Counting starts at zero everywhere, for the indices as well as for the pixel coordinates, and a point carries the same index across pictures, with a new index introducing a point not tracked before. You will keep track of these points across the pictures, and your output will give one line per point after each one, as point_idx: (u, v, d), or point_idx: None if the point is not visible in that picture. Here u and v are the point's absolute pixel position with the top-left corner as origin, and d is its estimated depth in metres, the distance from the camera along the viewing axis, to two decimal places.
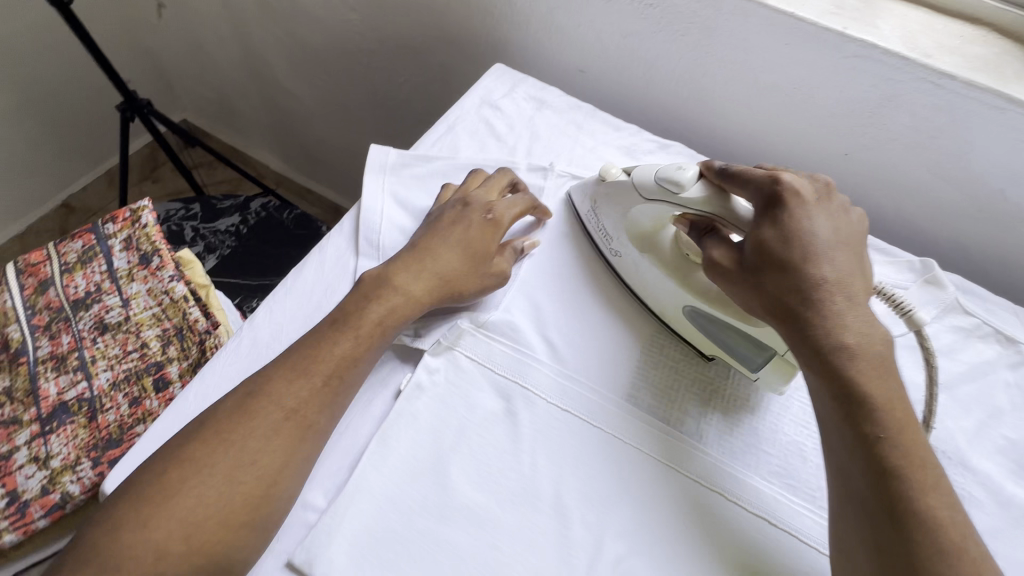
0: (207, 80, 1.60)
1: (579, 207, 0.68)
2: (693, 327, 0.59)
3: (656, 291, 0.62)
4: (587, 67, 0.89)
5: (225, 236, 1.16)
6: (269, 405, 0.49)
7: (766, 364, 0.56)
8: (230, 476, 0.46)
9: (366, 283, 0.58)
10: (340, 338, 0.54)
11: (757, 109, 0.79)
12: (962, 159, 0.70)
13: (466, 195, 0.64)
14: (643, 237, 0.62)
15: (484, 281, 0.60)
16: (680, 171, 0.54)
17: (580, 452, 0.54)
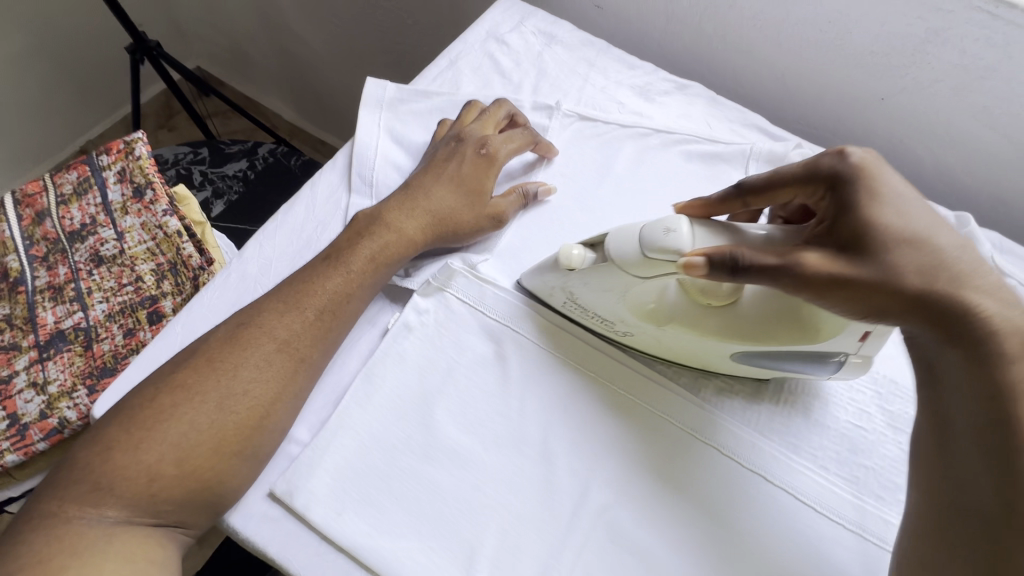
0: (217, 24, 1.56)
1: (530, 285, 0.55)
2: (746, 365, 0.51)
3: (691, 350, 0.51)
4: (604, 2, 0.83)
5: (233, 182, 1.16)
6: (259, 335, 0.48)
7: (839, 368, 0.50)
8: (222, 404, 0.45)
9: (359, 222, 0.56)
10: (330, 273, 0.52)
11: (786, 47, 0.73)
12: (1014, 103, 0.63)
13: (461, 131, 0.61)
14: (650, 309, 0.50)
15: (480, 220, 0.58)
16: (671, 233, 0.44)
17: (572, 399, 0.52)
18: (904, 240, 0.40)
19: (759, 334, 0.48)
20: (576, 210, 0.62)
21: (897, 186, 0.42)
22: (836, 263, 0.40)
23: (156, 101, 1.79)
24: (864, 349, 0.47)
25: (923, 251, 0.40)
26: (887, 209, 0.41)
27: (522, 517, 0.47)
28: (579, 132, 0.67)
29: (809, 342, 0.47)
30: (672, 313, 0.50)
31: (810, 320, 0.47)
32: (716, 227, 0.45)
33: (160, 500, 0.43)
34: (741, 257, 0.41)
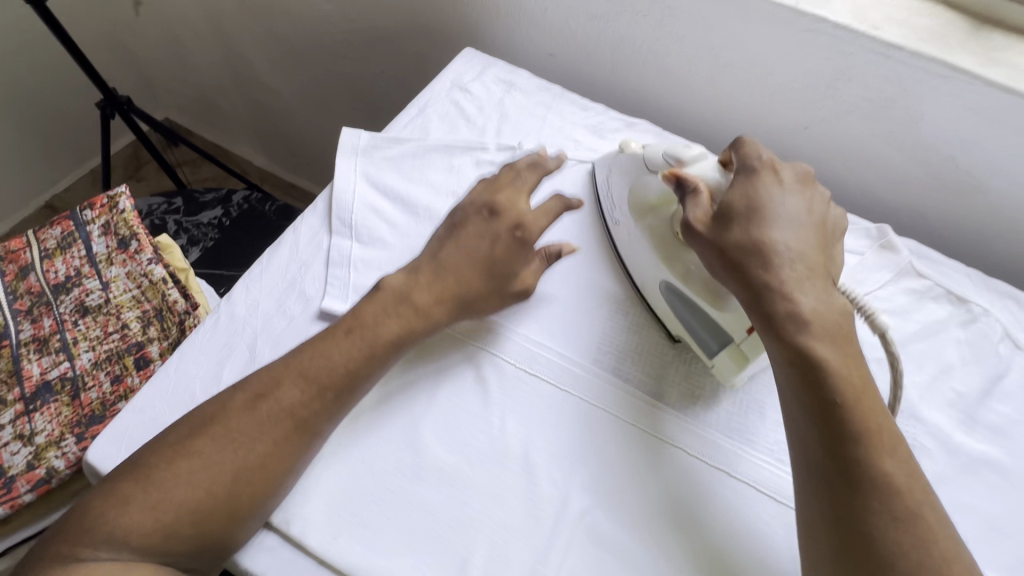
0: (186, 77, 1.60)
1: (601, 183, 0.68)
2: (664, 302, 0.59)
3: (640, 265, 0.61)
4: (557, 51, 0.91)
5: (208, 229, 1.18)
6: (274, 407, 0.49)
7: (721, 351, 0.55)
8: (218, 457, 0.47)
9: (386, 297, 0.56)
10: (345, 344, 0.52)
11: (719, 87, 0.82)
12: (914, 128, 0.72)
13: (495, 200, 0.60)
14: (642, 209, 0.61)
15: (505, 301, 0.59)
16: (687, 149, 0.56)
17: (557, 422, 0.55)
18: (748, 229, 0.50)
19: (684, 276, 0.56)
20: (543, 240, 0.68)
21: (775, 193, 0.52)
22: (707, 222, 0.51)
23: (124, 153, 1.80)
24: (749, 343, 0.53)
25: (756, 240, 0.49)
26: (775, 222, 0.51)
27: (510, 528, 0.50)
28: None
29: (711, 307, 0.54)
30: (659, 224, 0.60)
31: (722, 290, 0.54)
32: (712, 167, 0.56)
33: (174, 553, 0.45)
34: (688, 191, 0.53)
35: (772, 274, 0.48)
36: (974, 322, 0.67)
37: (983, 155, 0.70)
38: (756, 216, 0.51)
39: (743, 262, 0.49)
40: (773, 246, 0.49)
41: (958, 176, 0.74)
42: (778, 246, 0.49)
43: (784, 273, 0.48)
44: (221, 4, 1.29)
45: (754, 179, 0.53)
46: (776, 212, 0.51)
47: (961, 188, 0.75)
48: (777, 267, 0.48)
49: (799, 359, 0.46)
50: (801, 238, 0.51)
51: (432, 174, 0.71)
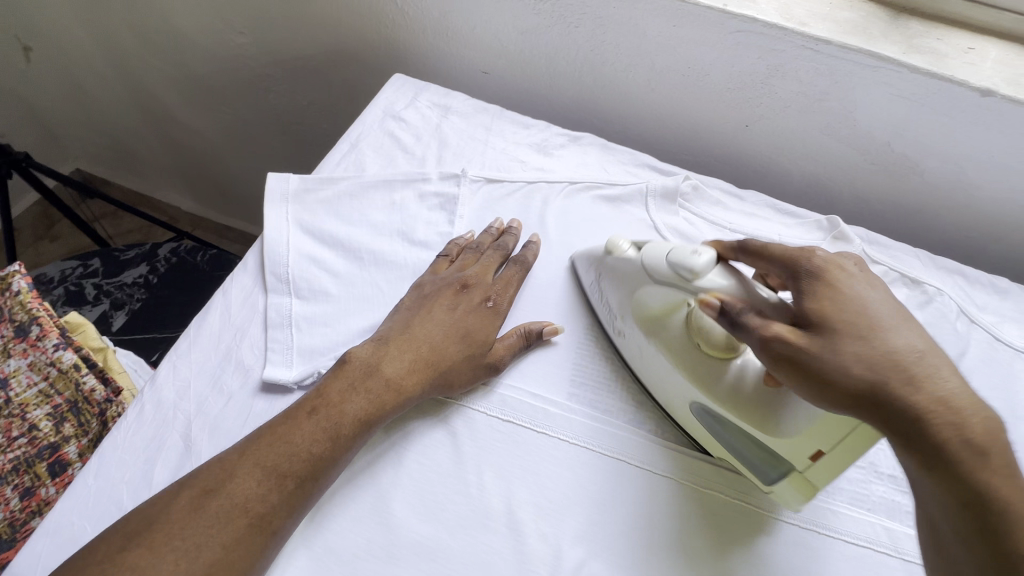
0: (94, 124, 1.48)
1: (587, 284, 0.61)
2: (700, 423, 0.52)
3: (661, 380, 0.54)
4: (491, 69, 0.88)
5: (133, 289, 1.08)
6: (228, 505, 0.43)
7: (782, 479, 0.48)
8: (156, 571, 0.39)
9: (352, 369, 0.51)
10: (309, 425, 0.47)
11: (659, 93, 0.81)
12: (850, 118, 0.74)
13: (465, 275, 0.60)
14: (648, 321, 0.54)
15: (476, 372, 0.54)
16: (695, 254, 0.49)
17: (539, 471, 0.52)
18: (860, 341, 0.42)
19: (720, 398, 0.49)
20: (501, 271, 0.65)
21: (861, 292, 0.44)
22: (801, 337, 0.42)
23: (32, 212, 1.64)
24: (812, 471, 0.46)
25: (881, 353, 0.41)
26: (880, 331, 0.42)
27: None
28: (488, 195, 0.69)
29: (755, 431, 0.47)
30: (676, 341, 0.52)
31: (770, 411, 0.46)
32: (733, 275, 0.49)
33: None
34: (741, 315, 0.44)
35: (918, 390, 0.39)
36: (930, 302, 0.68)
37: (914, 138, 0.72)
38: (862, 326, 0.42)
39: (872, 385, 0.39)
40: (901, 355, 0.40)
41: (894, 159, 0.76)
42: (907, 355, 0.41)
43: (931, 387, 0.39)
44: (123, 43, 1.18)
45: (826, 285, 0.45)
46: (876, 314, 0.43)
47: (898, 170, 0.77)
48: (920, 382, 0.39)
49: (977, 500, 0.36)
50: (920, 336, 0.42)
51: (373, 214, 0.66)
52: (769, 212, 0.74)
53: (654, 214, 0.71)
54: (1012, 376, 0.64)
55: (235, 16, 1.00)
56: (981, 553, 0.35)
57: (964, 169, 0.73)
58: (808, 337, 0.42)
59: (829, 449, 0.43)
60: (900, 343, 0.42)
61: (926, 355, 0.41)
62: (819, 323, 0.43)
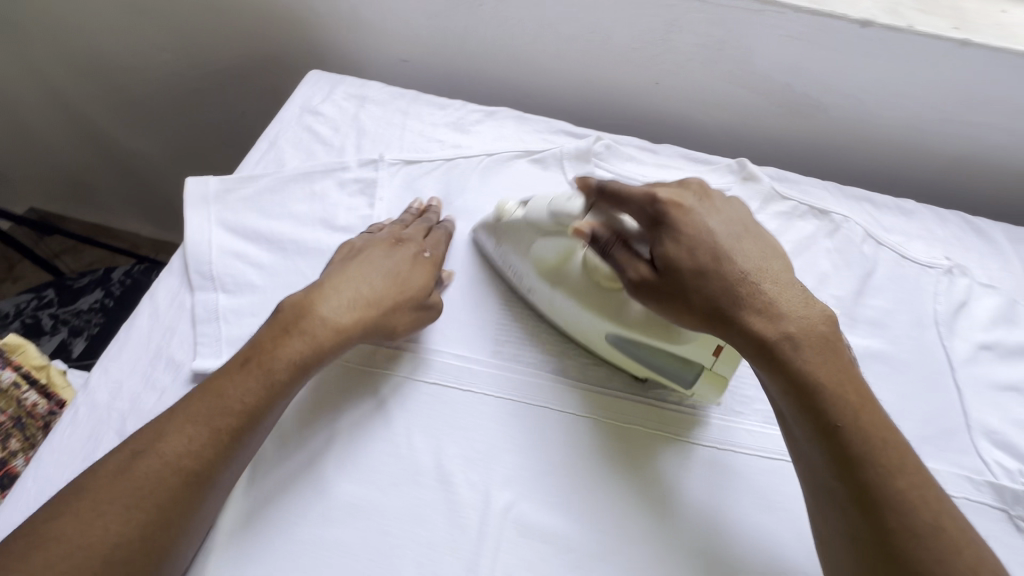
0: (39, 160, 1.47)
1: (490, 252, 0.64)
2: (616, 351, 0.56)
3: (574, 321, 0.58)
4: (409, 57, 0.90)
5: (90, 315, 1.09)
6: (156, 464, 0.44)
7: (697, 380, 0.54)
8: (84, 531, 0.40)
9: (285, 313, 0.52)
10: (241, 377, 0.48)
11: (569, 60, 0.83)
12: (749, 64, 0.77)
13: (398, 231, 0.62)
14: (549, 272, 0.59)
15: (416, 315, 0.57)
16: (569, 201, 0.56)
17: (468, 424, 0.54)
18: (727, 285, 0.48)
19: (631, 325, 0.54)
20: None
21: (701, 219, 0.51)
22: (654, 275, 0.50)
23: None
24: (720, 363, 0.52)
25: (746, 291, 0.48)
26: (715, 252, 0.50)
27: (435, 546, 0.48)
28: (408, 176, 0.72)
29: (666, 343, 0.53)
30: (570, 283, 0.58)
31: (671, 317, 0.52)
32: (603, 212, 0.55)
33: None
34: (607, 245, 0.53)
35: (778, 319, 0.47)
36: (838, 230, 0.71)
37: (812, 76, 0.75)
38: (727, 268, 0.49)
39: (747, 320, 0.47)
40: (735, 273, 0.49)
41: (797, 99, 0.79)
42: (738, 271, 0.49)
43: (760, 298, 0.48)
44: (53, 73, 1.18)
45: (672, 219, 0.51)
46: (715, 241, 0.50)
47: (803, 109, 0.80)
48: (748, 296, 0.48)
49: (816, 409, 0.44)
50: (748, 254, 0.50)
51: (295, 206, 0.68)
52: (682, 162, 0.77)
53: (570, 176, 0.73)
54: (918, 290, 0.67)
55: (156, 34, 1.01)
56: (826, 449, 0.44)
57: (861, 100, 0.76)
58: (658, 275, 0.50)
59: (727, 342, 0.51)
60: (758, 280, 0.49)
61: (755, 271, 0.49)
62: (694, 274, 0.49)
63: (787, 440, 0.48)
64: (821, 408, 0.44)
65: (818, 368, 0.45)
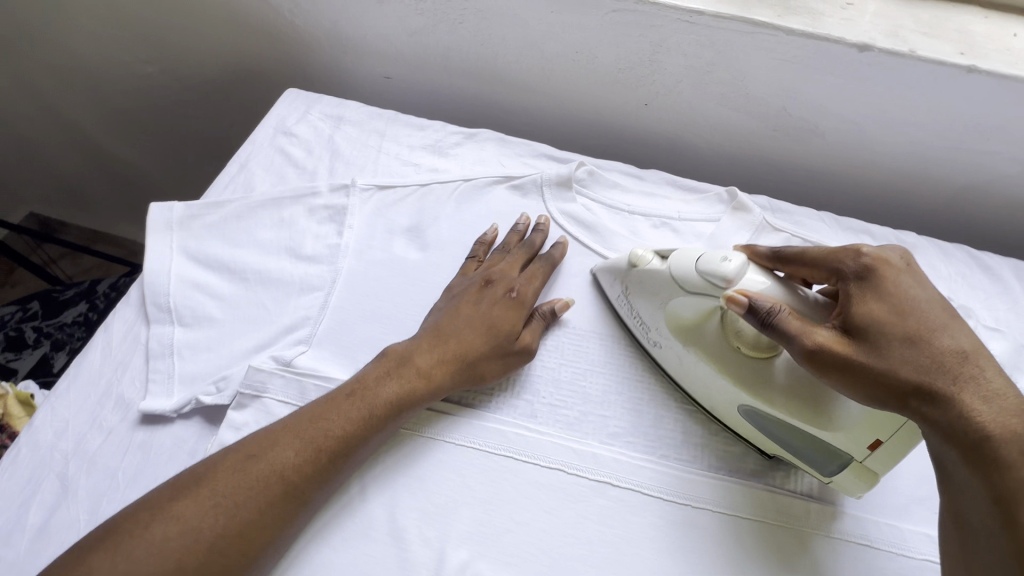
0: (33, 167, 1.46)
1: (614, 297, 0.61)
2: (749, 425, 0.53)
3: (707, 389, 0.55)
4: (391, 73, 0.88)
5: (73, 328, 1.08)
6: (264, 469, 0.45)
7: (841, 471, 0.49)
8: (198, 519, 0.42)
9: (389, 357, 0.54)
10: (348, 410, 0.49)
11: (555, 80, 0.80)
12: (742, 87, 0.73)
13: (489, 272, 0.61)
14: (686, 329, 0.55)
15: (506, 363, 0.56)
16: (726, 262, 0.49)
17: (429, 475, 0.52)
18: (904, 338, 0.43)
19: (776, 402, 0.49)
20: (395, 277, 0.64)
21: (911, 289, 0.45)
22: (845, 347, 0.44)
23: None
24: (872, 460, 0.47)
25: (925, 347, 0.43)
26: (931, 327, 0.44)
27: None
28: (380, 203, 0.69)
29: (815, 428, 0.48)
30: (707, 342, 0.54)
31: (825, 405, 0.47)
32: (770, 278, 0.49)
33: None
34: (769, 315, 0.46)
35: (965, 384, 0.41)
36: None
37: (808, 101, 0.72)
38: (911, 328, 0.43)
39: (918, 375, 0.42)
40: (944, 354, 0.42)
41: (793, 123, 0.75)
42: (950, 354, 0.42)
43: (976, 388, 0.41)
44: (43, 84, 1.17)
45: (877, 287, 0.46)
46: (931, 316, 0.44)
47: (799, 134, 0.76)
48: (965, 383, 0.41)
49: (1010, 500, 0.37)
50: (966, 335, 0.44)
51: (261, 233, 0.65)
52: (669, 189, 0.73)
53: (549, 205, 0.70)
54: None
55: (140, 47, 1.00)
56: (1007, 545, 0.36)
57: (860, 126, 0.72)
58: (851, 345, 0.44)
59: (887, 438, 0.45)
60: (941, 338, 0.43)
61: (975, 355, 0.42)
62: (862, 327, 0.44)
63: (957, 534, 0.41)
64: (998, 487, 0.37)
65: None
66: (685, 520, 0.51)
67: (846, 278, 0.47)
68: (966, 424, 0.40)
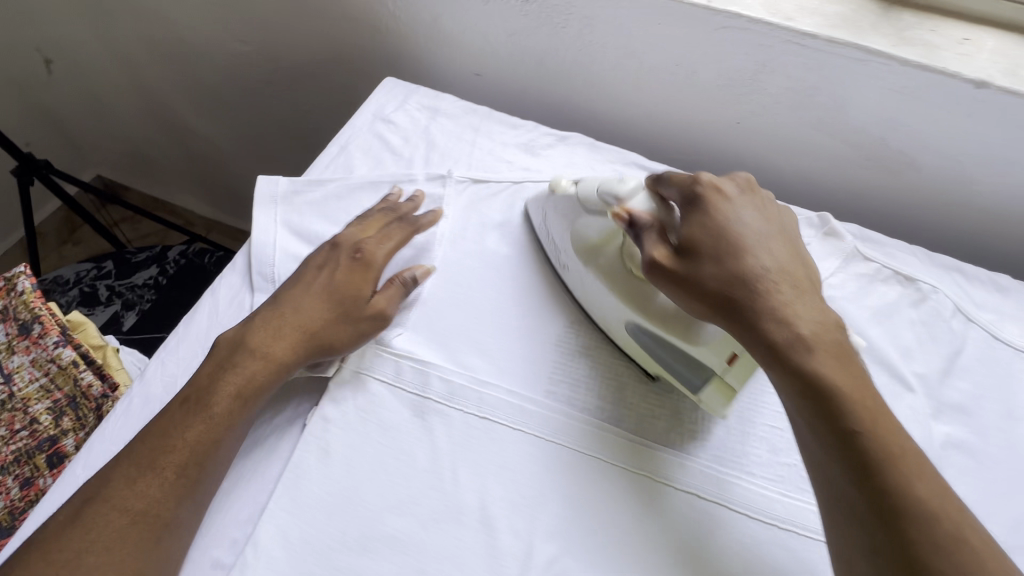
0: (110, 131, 1.52)
1: (537, 223, 0.66)
2: (633, 341, 0.57)
3: (598, 303, 0.59)
4: (482, 70, 0.89)
5: (144, 290, 1.12)
6: (104, 508, 0.44)
7: (706, 385, 0.53)
8: (125, 497, 0.45)
9: (307, 266, 0.59)
10: (260, 323, 0.55)
11: (648, 91, 0.81)
12: (842, 113, 0.72)
13: (363, 241, 0.61)
14: (586, 250, 0.59)
15: (356, 329, 0.56)
16: (621, 184, 0.56)
17: (517, 467, 0.52)
18: (727, 256, 0.49)
19: (648, 315, 0.54)
20: (487, 269, 0.65)
21: (729, 212, 0.51)
22: (673, 263, 0.50)
23: (56, 217, 1.71)
24: (731, 374, 0.51)
25: (730, 264, 0.49)
26: (749, 245, 0.50)
27: None
28: (474, 196, 0.70)
29: (684, 343, 0.52)
30: (602, 261, 0.58)
31: (693, 325, 0.52)
32: (656, 198, 0.56)
33: None
34: (641, 229, 0.52)
35: (771, 292, 0.48)
36: (925, 300, 0.66)
37: (909, 132, 0.71)
38: (728, 247, 0.49)
39: (729, 290, 0.48)
40: (754, 268, 0.49)
41: (889, 155, 0.74)
42: (759, 268, 0.49)
43: (779, 294, 0.48)
44: (134, 53, 1.22)
45: (703, 209, 0.51)
46: (744, 237, 0.50)
47: (894, 166, 0.75)
48: (766, 291, 0.47)
49: (816, 396, 0.44)
50: (775, 255, 0.50)
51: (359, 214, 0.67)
52: None
53: None
54: (1011, 377, 0.62)
55: (237, 26, 1.03)
56: (825, 435, 0.44)
57: (961, 163, 0.71)
58: (679, 266, 0.50)
59: (742, 351, 0.50)
60: (760, 254, 0.50)
61: (776, 270, 0.49)
62: (690, 249, 0.50)
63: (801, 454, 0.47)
64: (807, 383, 0.45)
65: (833, 369, 0.45)
66: (767, 541, 0.50)
67: (681, 205, 0.53)
68: (773, 329, 0.46)
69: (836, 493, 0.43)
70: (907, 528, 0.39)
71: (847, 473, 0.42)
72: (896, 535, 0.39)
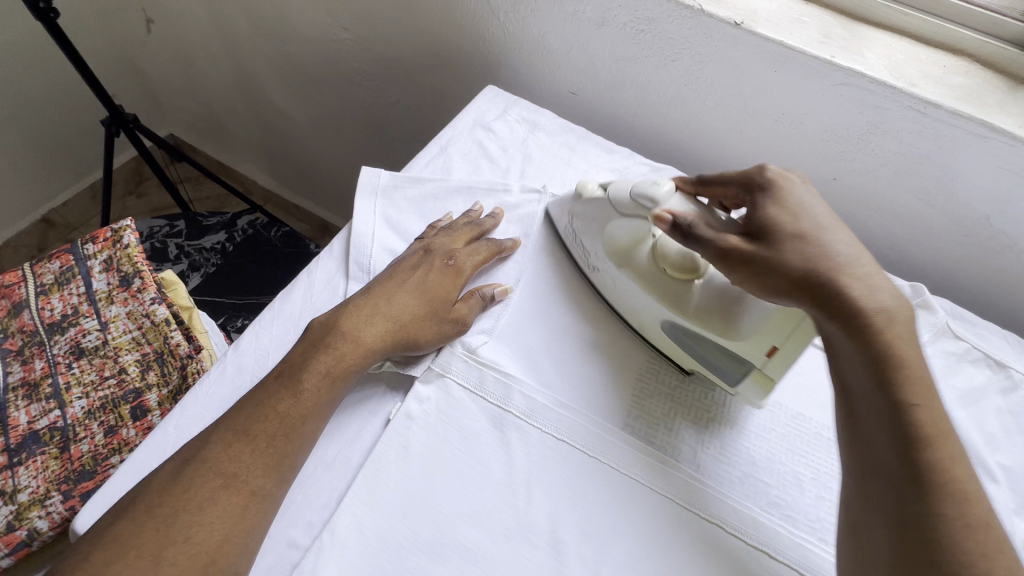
0: (194, 95, 1.57)
1: (561, 225, 0.67)
2: (669, 339, 0.59)
3: (634, 307, 0.61)
4: (579, 90, 0.90)
5: (210, 254, 1.14)
6: (203, 470, 0.45)
7: (743, 380, 0.56)
8: (223, 462, 0.46)
9: (403, 262, 0.60)
10: (364, 304, 0.56)
11: (747, 134, 0.80)
12: (950, 185, 0.71)
13: (454, 250, 0.62)
14: (618, 253, 0.61)
15: (442, 328, 0.57)
16: (656, 186, 0.55)
17: (591, 497, 0.52)
18: (799, 232, 0.48)
19: (685, 314, 0.56)
20: (572, 290, 0.65)
21: (802, 196, 0.51)
22: (748, 244, 0.49)
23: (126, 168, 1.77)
24: (770, 367, 0.53)
25: (809, 242, 0.47)
26: (822, 225, 0.49)
27: None
28: None
29: (722, 338, 0.54)
30: (635, 265, 0.60)
31: (733, 317, 0.53)
32: (690, 199, 0.55)
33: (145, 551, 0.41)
34: (691, 225, 0.51)
35: (838, 271, 0.46)
36: (1015, 389, 0.64)
37: (1018, 215, 0.69)
38: (799, 226, 0.49)
39: (809, 266, 0.46)
40: (828, 245, 0.47)
41: (992, 234, 0.72)
42: (836, 247, 0.47)
43: (855, 272, 0.46)
44: (235, 24, 1.26)
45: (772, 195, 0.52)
46: (817, 218, 0.49)
47: (994, 246, 0.73)
48: (843, 269, 0.46)
49: (877, 364, 0.43)
50: (849, 237, 0.49)
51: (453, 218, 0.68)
52: None
53: None
54: None
55: (342, 13, 1.06)
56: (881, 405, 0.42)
57: None
58: (754, 245, 0.49)
59: (781, 344, 0.51)
60: (834, 234, 0.48)
61: (853, 250, 0.48)
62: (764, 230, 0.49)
63: (845, 420, 0.45)
64: (872, 353, 0.43)
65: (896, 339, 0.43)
66: None
67: (753, 189, 0.53)
68: (850, 303, 0.44)
69: (875, 466, 0.42)
70: (939, 500, 0.38)
71: (894, 446, 0.41)
72: (930, 506, 0.38)
